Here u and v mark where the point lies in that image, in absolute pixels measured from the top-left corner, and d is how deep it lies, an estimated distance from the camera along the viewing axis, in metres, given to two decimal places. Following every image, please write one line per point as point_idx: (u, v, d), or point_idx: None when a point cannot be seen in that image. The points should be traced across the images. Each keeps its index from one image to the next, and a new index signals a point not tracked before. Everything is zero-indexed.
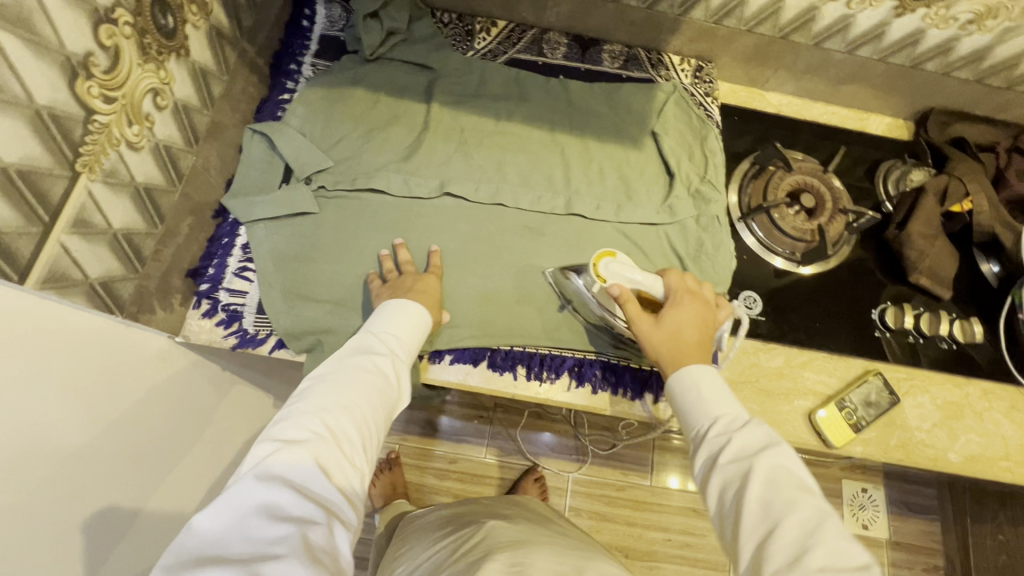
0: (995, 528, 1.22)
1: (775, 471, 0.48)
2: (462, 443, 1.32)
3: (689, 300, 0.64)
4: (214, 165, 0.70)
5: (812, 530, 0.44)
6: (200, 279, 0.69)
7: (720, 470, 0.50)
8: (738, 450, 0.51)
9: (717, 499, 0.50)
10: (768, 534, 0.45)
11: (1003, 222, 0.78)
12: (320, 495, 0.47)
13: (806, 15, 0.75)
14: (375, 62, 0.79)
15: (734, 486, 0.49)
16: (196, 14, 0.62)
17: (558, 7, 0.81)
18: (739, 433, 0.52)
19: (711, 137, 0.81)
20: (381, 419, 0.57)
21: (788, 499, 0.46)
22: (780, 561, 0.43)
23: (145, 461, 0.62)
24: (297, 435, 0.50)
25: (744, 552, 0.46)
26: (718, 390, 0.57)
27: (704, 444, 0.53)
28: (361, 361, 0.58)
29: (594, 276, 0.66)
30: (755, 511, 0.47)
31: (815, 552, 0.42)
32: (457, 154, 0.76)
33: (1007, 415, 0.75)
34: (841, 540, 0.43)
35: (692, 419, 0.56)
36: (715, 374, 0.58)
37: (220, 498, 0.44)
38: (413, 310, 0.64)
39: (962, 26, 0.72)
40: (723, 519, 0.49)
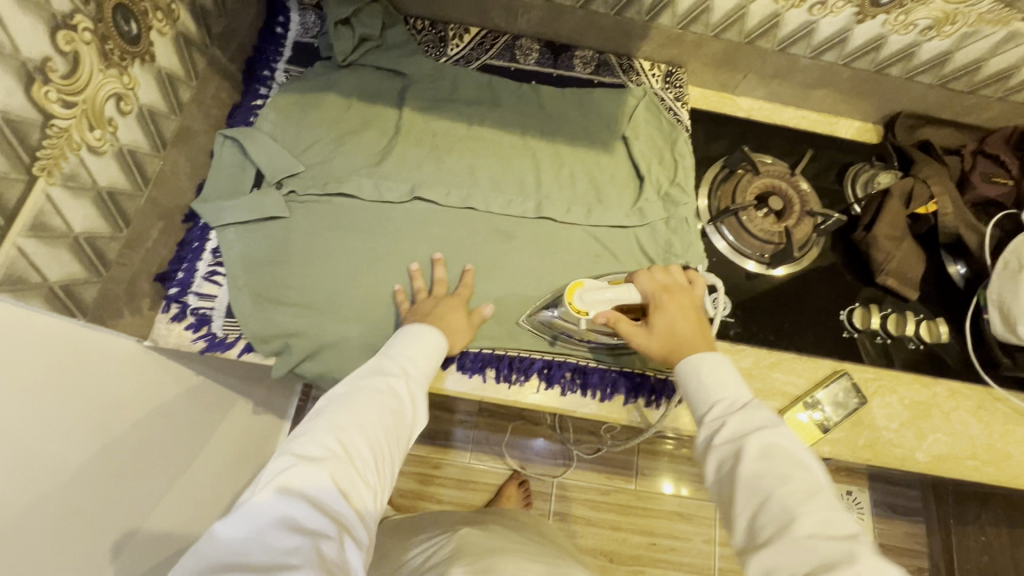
0: (978, 530, 1.22)
1: (771, 448, 0.48)
2: (446, 448, 1.32)
3: (666, 295, 0.64)
4: (184, 170, 0.71)
5: (805, 502, 0.45)
6: (168, 283, 0.69)
7: (717, 447, 0.51)
8: (736, 429, 0.51)
9: (715, 473, 0.51)
10: (763, 505, 0.46)
11: (968, 224, 0.79)
12: (334, 510, 0.46)
13: (770, 21, 0.76)
14: (347, 68, 0.80)
15: (730, 463, 0.49)
16: (161, 20, 0.63)
17: (529, 14, 0.82)
18: (738, 413, 0.52)
19: (681, 140, 0.82)
20: (398, 440, 0.55)
21: (782, 473, 0.47)
22: (773, 531, 0.44)
23: (124, 465, 0.63)
24: (314, 450, 0.49)
25: (739, 521, 0.47)
26: (720, 374, 0.57)
27: (703, 425, 0.54)
28: (375, 381, 0.57)
29: (573, 311, 0.65)
30: (748, 484, 0.47)
31: (805, 520, 0.44)
32: (428, 158, 0.77)
33: (975, 414, 0.75)
34: (832, 511, 0.44)
35: (694, 401, 0.56)
36: (719, 359, 0.58)
37: (239, 508, 0.44)
38: (430, 334, 0.63)
39: (922, 31, 0.73)
40: (719, 491, 0.50)
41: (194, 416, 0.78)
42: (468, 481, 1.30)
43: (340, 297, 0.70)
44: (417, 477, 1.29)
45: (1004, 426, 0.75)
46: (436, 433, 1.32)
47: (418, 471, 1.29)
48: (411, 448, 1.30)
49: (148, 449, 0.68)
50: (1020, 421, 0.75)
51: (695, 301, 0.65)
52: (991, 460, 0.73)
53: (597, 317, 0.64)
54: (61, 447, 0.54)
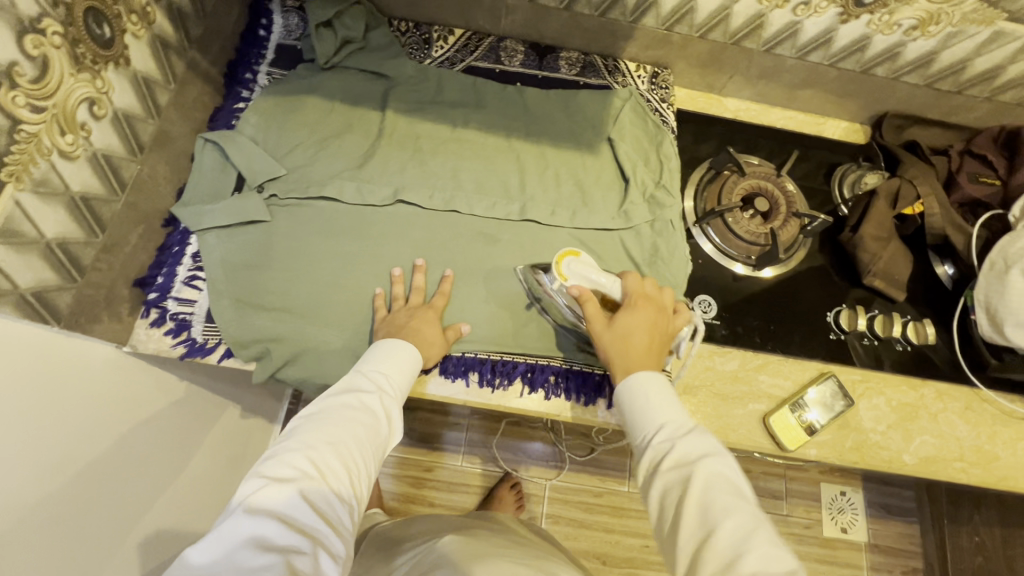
0: (971, 530, 1.21)
1: (713, 477, 0.47)
2: (438, 451, 1.31)
3: (644, 305, 0.63)
4: (163, 174, 0.70)
5: (747, 537, 0.43)
6: (148, 288, 0.68)
7: (662, 476, 0.49)
8: (680, 457, 0.50)
9: (659, 502, 0.49)
10: (705, 539, 0.45)
11: (954, 224, 0.79)
12: (307, 527, 0.45)
13: (754, 22, 0.76)
14: (330, 70, 0.79)
15: (675, 494, 0.48)
16: (136, 24, 0.63)
17: (512, 15, 0.82)
18: (683, 440, 0.51)
19: (666, 142, 0.82)
20: (373, 455, 0.55)
21: (724, 505, 0.45)
22: (714, 567, 0.43)
23: (116, 474, 0.63)
24: (285, 471, 0.48)
25: (682, 555, 0.45)
26: (663, 398, 0.55)
27: (648, 451, 0.52)
28: (347, 398, 0.56)
29: (555, 273, 0.66)
30: (693, 516, 0.46)
31: (748, 557, 0.42)
32: (412, 161, 0.76)
33: (962, 415, 0.75)
34: (772, 546, 0.43)
35: (638, 426, 0.55)
36: (659, 382, 0.57)
37: (210, 534, 0.42)
38: (404, 350, 0.63)
39: (906, 31, 0.73)
40: (663, 522, 0.48)
41: (184, 419, 0.77)
42: (460, 484, 1.29)
43: (321, 301, 0.69)
44: (408, 480, 1.28)
45: (991, 428, 0.74)
46: (429, 436, 1.32)
47: (409, 474, 1.28)
48: (402, 451, 1.30)
49: (138, 456, 0.67)
50: (1007, 422, 0.75)
51: (667, 327, 0.64)
52: (979, 462, 0.73)
53: (570, 288, 0.64)
54: (49, 458, 0.54)
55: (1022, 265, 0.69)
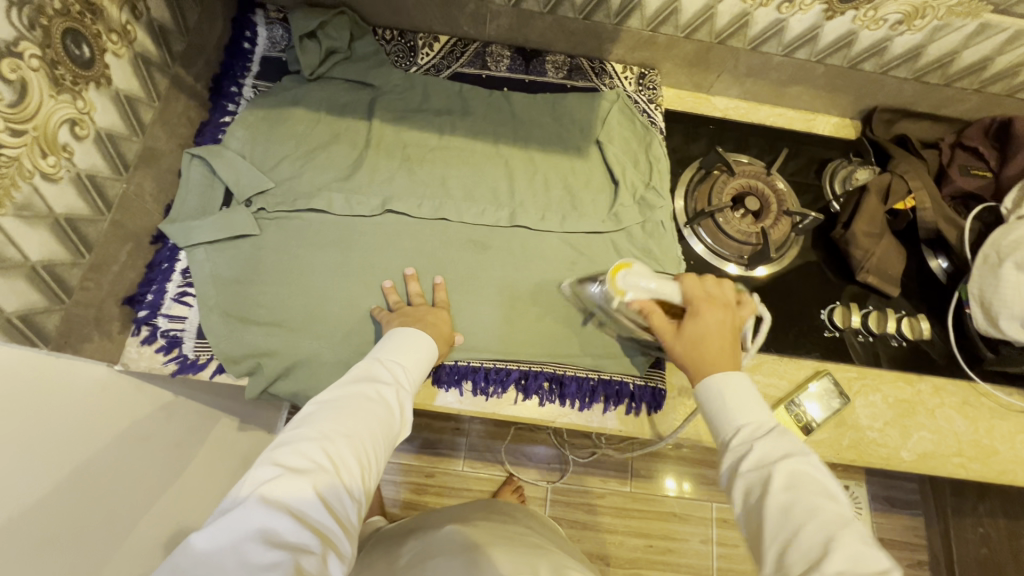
0: (976, 521, 1.20)
1: (796, 476, 0.46)
2: (439, 456, 1.31)
3: (706, 305, 0.60)
4: (149, 192, 0.70)
5: (832, 535, 0.42)
6: (138, 306, 0.68)
7: (743, 476, 0.48)
8: (762, 457, 0.49)
9: (741, 503, 0.48)
10: (787, 538, 0.43)
11: (946, 217, 0.79)
12: (318, 523, 0.45)
13: (740, 20, 0.75)
14: (316, 81, 0.79)
15: (757, 494, 0.47)
16: (116, 42, 0.63)
17: (497, 21, 0.82)
18: (764, 440, 0.50)
19: (655, 143, 0.82)
20: (384, 448, 0.55)
21: (807, 506, 0.44)
22: (799, 567, 0.41)
23: (110, 495, 0.63)
24: (299, 462, 0.48)
25: (766, 554, 0.44)
26: (746, 398, 0.54)
27: (729, 451, 0.51)
28: (365, 388, 0.56)
29: (612, 290, 0.63)
30: (774, 516, 0.45)
31: (835, 555, 0.40)
32: (400, 170, 0.76)
33: (959, 410, 0.75)
34: (863, 544, 0.41)
35: (718, 427, 0.54)
36: (743, 380, 0.55)
37: (219, 520, 0.42)
38: (422, 342, 0.63)
39: (892, 26, 0.72)
40: (747, 526, 0.47)
41: (181, 434, 0.77)
42: (462, 488, 1.28)
43: (313, 314, 0.69)
44: (411, 486, 1.27)
45: (989, 422, 0.74)
46: (430, 441, 1.32)
47: (411, 480, 1.28)
48: (405, 457, 1.29)
49: (133, 476, 0.67)
50: (1005, 415, 0.75)
51: (736, 319, 0.61)
52: (977, 456, 0.72)
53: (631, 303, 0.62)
54: (41, 483, 0.54)
55: (1014, 259, 0.68)
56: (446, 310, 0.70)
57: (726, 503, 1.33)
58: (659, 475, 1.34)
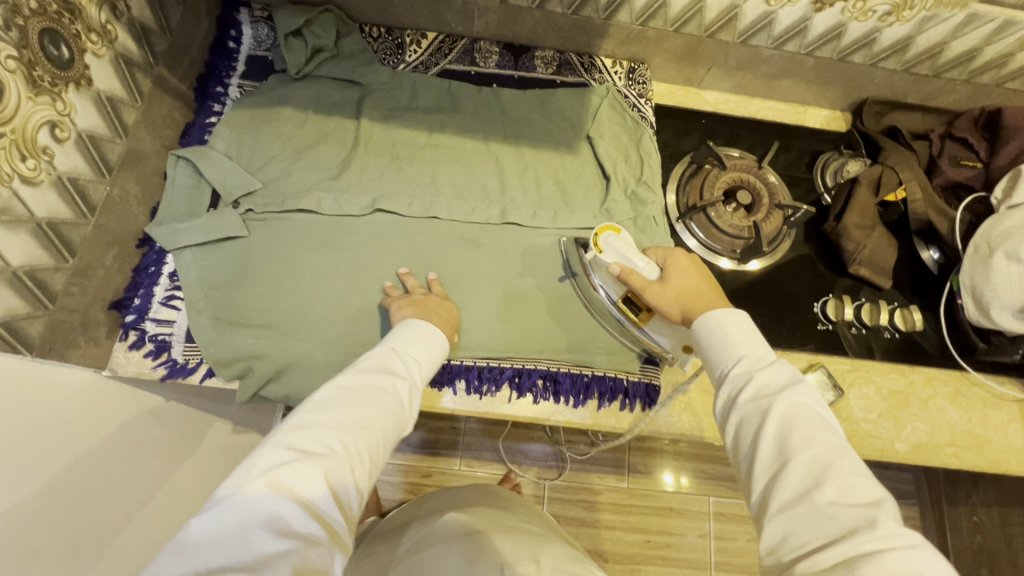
0: (970, 510, 1.21)
1: (796, 410, 0.46)
2: (436, 454, 1.30)
3: (679, 256, 0.65)
4: (134, 195, 0.69)
5: (827, 467, 0.42)
6: (125, 310, 0.67)
7: (740, 408, 0.49)
8: (759, 389, 0.49)
9: (734, 432, 0.49)
10: (780, 469, 0.44)
11: (936, 208, 0.79)
12: (326, 514, 0.45)
13: (728, 13, 0.75)
14: (303, 80, 0.78)
15: (752, 424, 0.47)
16: (96, 42, 0.62)
17: (485, 17, 0.81)
18: (764, 372, 0.50)
19: (646, 138, 0.82)
20: (391, 442, 0.54)
21: (804, 438, 0.44)
22: (788, 497, 0.42)
23: (99, 502, 0.62)
24: (314, 448, 0.47)
25: (756, 484, 0.45)
26: (748, 334, 0.54)
27: (727, 382, 0.51)
28: (381, 380, 0.55)
29: (593, 246, 0.66)
30: (771, 446, 0.45)
31: (827, 487, 0.41)
32: (390, 168, 0.75)
33: (953, 400, 0.75)
34: (856, 477, 0.42)
35: (716, 358, 0.54)
36: (743, 319, 0.56)
37: (229, 503, 0.42)
38: (434, 338, 0.62)
39: (881, 18, 0.72)
40: (738, 456, 0.48)
41: (173, 438, 0.76)
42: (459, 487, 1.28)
43: (303, 315, 0.68)
44: (408, 486, 1.27)
45: (982, 411, 0.74)
46: (426, 440, 1.31)
47: (407, 480, 1.27)
48: (401, 457, 1.29)
49: (124, 482, 0.66)
50: (998, 404, 0.75)
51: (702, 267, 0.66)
52: (971, 446, 0.72)
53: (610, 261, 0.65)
54: (26, 492, 0.53)
55: (1006, 249, 0.69)
56: (445, 302, 0.69)
57: (723, 497, 1.34)
58: (655, 471, 1.34)
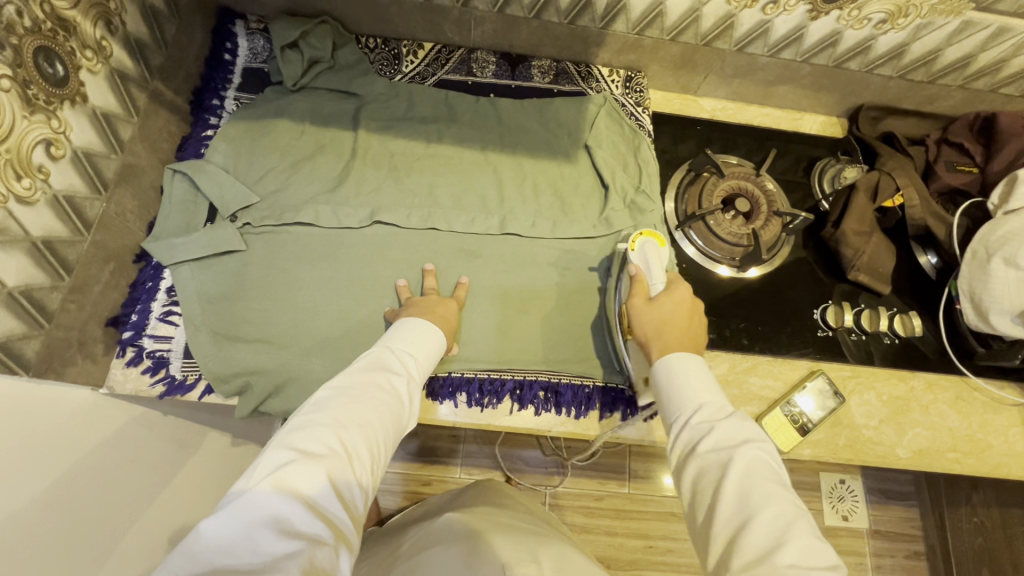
0: (970, 511, 1.21)
1: (755, 464, 0.46)
2: (436, 462, 1.30)
3: (683, 285, 0.63)
4: (131, 210, 0.68)
5: (787, 528, 0.42)
6: (122, 327, 0.67)
7: (699, 459, 0.48)
8: (719, 441, 0.48)
9: (693, 486, 0.48)
10: (740, 527, 0.43)
11: (934, 214, 0.79)
12: (330, 514, 0.45)
13: (725, 22, 0.75)
14: (299, 92, 0.78)
15: (713, 478, 0.46)
16: (92, 59, 0.61)
17: (481, 27, 0.81)
18: (723, 423, 0.50)
19: (644, 146, 0.82)
20: (392, 439, 0.54)
21: (763, 495, 0.44)
22: (750, 556, 0.41)
23: (96, 520, 0.62)
24: (313, 448, 0.47)
25: (715, 539, 0.44)
26: (702, 382, 0.54)
27: (687, 430, 0.50)
28: (378, 378, 0.55)
29: (629, 241, 0.69)
30: (733, 502, 0.44)
31: (788, 547, 0.41)
32: (388, 180, 0.75)
33: (953, 405, 0.75)
34: (812, 538, 0.42)
35: (674, 403, 0.53)
36: (703, 368, 0.55)
37: (232, 506, 0.42)
38: (431, 334, 0.62)
39: (876, 25, 0.73)
40: (695, 509, 0.47)
41: (173, 452, 0.76)
42: None
43: (303, 330, 0.68)
44: (408, 494, 1.26)
45: (983, 417, 0.75)
46: (426, 448, 1.31)
47: (406, 488, 1.27)
48: (400, 466, 1.28)
49: (121, 499, 0.66)
50: (998, 408, 0.75)
51: (699, 319, 0.62)
52: (972, 451, 0.72)
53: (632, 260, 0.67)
54: (27, 512, 0.53)
55: (1003, 254, 0.69)
56: (459, 306, 0.69)
57: None
58: (656, 476, 1.34)
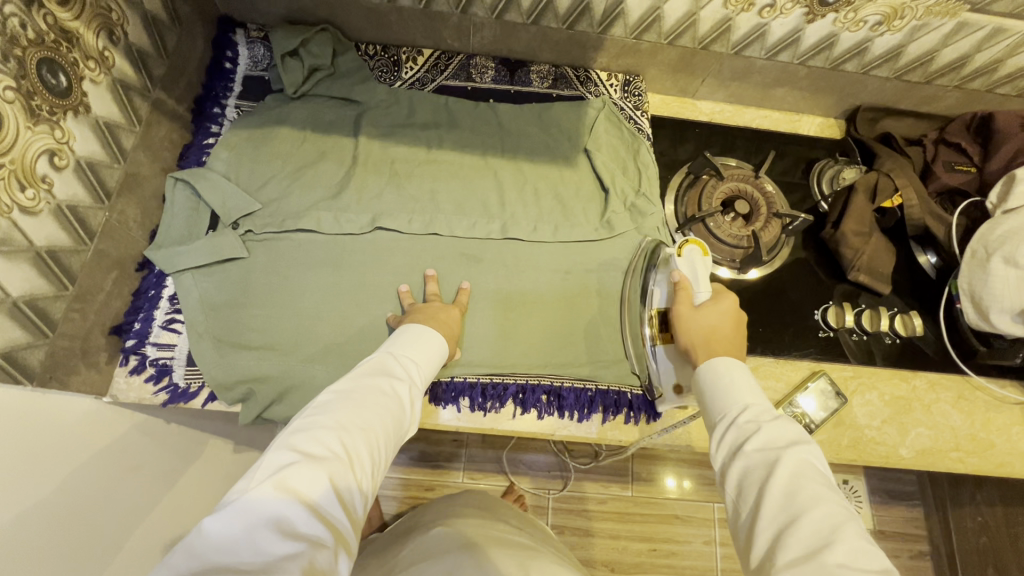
0: (974, 510, 1.21)
1: (804, 465, 0.46)
2: (438, 468, 1.29)
3: (731, 299, 0.63)
4: (133, 219, 0.68)
5: (837, 528, 0.42)
6: (125, 335, 0.67)
7: (745, 457, 0.48)
8: (765, 441, 0.49)
9: (739, 483, 0.47)
10: (786, 525, 0.43)
11: (932, 213, 0.80)
12: (331, 516, 0.45)
13: (722, 25, 0.75)
14: (300, 99, 0.78)
15: (758, 475, 0.46)
16: (94, 69, 0.61)
17: (480, 33, 0.81)
18: (771, 423, 0.50)
19: (643, 150, 0.82)
20: (394, 444, 0.54)
21: (813, 495, 0.44)
22: (797, 551, 0.41)
23: (93, 528, 0.61)
24: (315, 451, 0.47)
25: (759, 536, 0.44)
26: (745, 386, 0.55)
27: (732, 429, 0.51)
28: (380, 382, 0.55)
29: (674, 248, 0.69)
30: (780, 500, 0.44)
31: (837, 546, 0.40)
32: (389, 186, 0.75)
33: (955, 405, 0.75)
34: (864, 541, 0.41)
35: (719, 404, 0.54)
36: (744, 372, 0.56)
37: (235, 505, 0.42)
38: (433, 340, 0.62)
39: (872, 27, 0.73)
40: (741, 507, 0.46)
41: (175, 460, 0.76)
42: None
43: (305, 336, 0.68)
44: (410, 500, 1.26)
45: (985, 415, 0.75)
46: (428, 454, 1.30)
47: (408, 494, 1.27)
48: (402, 471, 1.28)
49: (121, 508, 0.65)
50: (1000, 407, 0.75)
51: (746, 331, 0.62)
52: (975, 450, 0.72)
53: (675, 270, 0.67)
54: (27, 520, 0.53)
55: (1003, 253, 0.69)
56: (463, 311, 0.69)
57: None
58: (657, 479, 1.34)
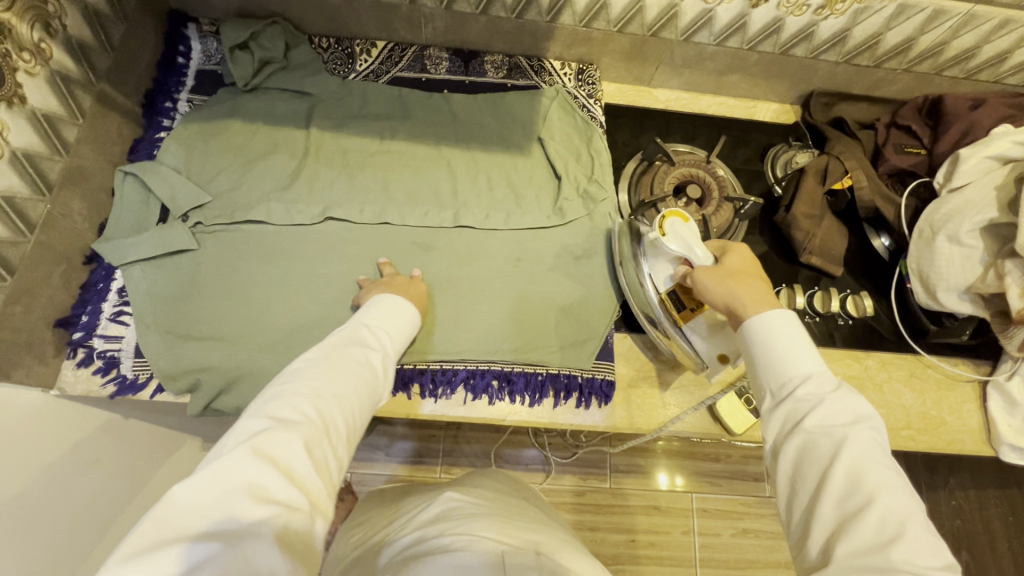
0: (949, 494, 1.21)
1: (864, 447, 0.44)
2: (415, 464, 1.29)
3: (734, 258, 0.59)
4: (79, 212, 0.68)
5: (902, 522, 0.40)
6: (72, 328, 0.67)
7: (802, 433, 0.45)
8: (824, 419, 0.46)
9: (794, 461, 0.45)
10: (848, 515, 0.41)
11: (882, 195, 0.81)
12: (305, 480, 0.44)
13: (668, 11, 0.76)
14: (251, 92, 0.78)
15: (816, 454, 0.44)
16: (30, 61, 0.61)
17: (432, 24, 0.82)
18: (834, 397, 0.46)
19: (596, 137, 0.83)
20: (367, 409, 0.54)
21: (875, 485, 0.42)
22: (857, 542, 0.39)
23: (53, 510, 0.61)
24: (289, 416, 0.47)
25: (817, 521, 0.42)
26: (805, 349, 0.50)
27: (789, 401, 0.48)
28: (352, 351, 0.55)
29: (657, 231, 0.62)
30: (841, 486, 0.42)
31: (899, 541, 0.39)
32: (341, 177, 0.75)
33: (908, 383, 0.76)
34: (929, 536, 0.39)
35: (777, 369, 0.50)
36: (797, 327, 0.51)
37: (207, 471, 0.41)
38: (407, 313, 0.64)
39: (815, 11, 0.74)
40: (796, 488, 0.45)
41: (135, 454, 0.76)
42: None
43: (255, 327, 0.68)
44: None
45: (937, 394, 0.75)
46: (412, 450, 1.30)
47: None
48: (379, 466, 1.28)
49: (79, 493, 0.65)
50: (951, 386, 0.76)
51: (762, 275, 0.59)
52: (926, 428, 0.73)
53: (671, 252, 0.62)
54: None
55: (947, 232, 0.70)
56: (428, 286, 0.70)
57: (706, 493, 1.34)
58: (634, 470, 1.34)
